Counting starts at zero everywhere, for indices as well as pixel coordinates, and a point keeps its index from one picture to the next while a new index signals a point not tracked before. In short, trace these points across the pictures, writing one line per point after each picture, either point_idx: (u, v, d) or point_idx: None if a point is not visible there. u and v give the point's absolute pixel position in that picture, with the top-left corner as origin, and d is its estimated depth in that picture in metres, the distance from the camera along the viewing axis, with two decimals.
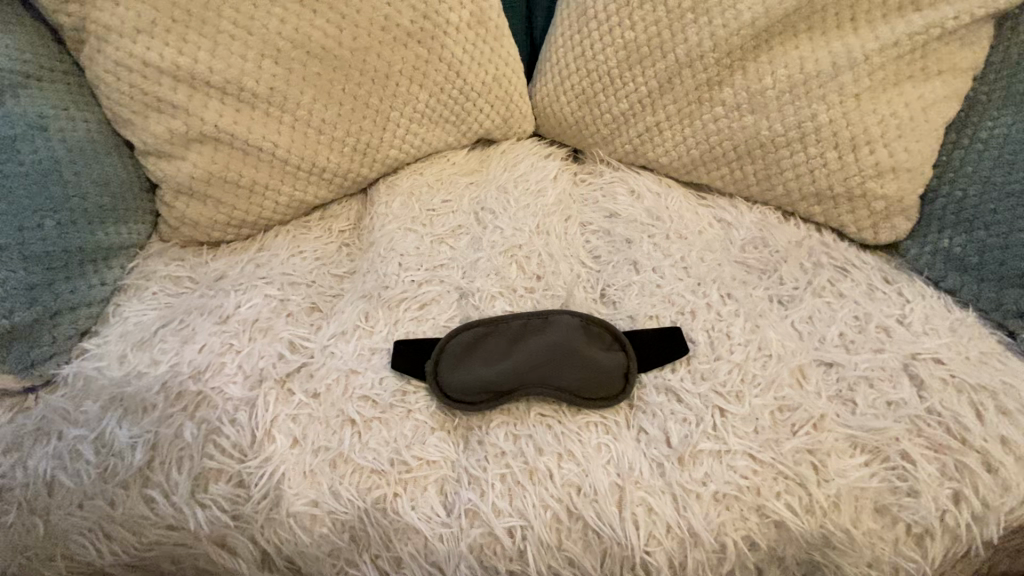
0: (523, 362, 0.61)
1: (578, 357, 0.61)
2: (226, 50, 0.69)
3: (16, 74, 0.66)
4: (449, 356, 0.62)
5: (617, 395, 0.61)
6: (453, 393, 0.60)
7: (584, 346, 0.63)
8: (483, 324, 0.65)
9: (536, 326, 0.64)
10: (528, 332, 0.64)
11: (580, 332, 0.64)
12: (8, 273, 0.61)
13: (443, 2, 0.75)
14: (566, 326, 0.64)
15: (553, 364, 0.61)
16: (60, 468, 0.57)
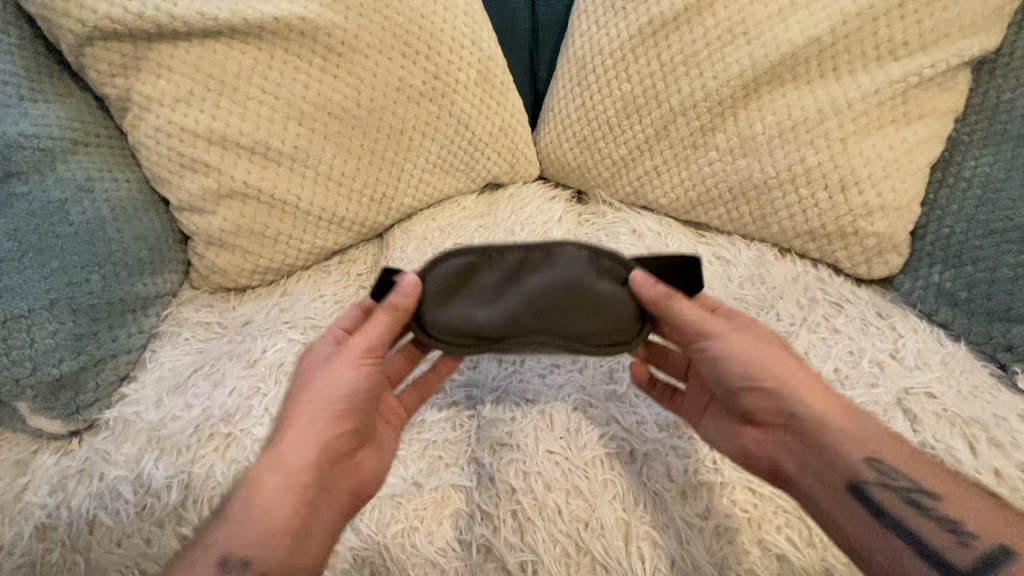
0: (520, 306, 0.57)
1: (584, 298, 0.58)
2: (255, 114, 0.75)
3: (67, 142, 0.72)
4: (442, 293, 0.58)
5: (631, 339, 0.59)
6: (442, 335, 0.58)
7: (592, 281, 0.59)
8: (475, 257, 0.59)
9: (537, 260, 0.59)
10: (526, 270, 0.59)
11: (588, 265, 0.59)
12: (58, 325, 0.67)
13: (453, 64, 0.82)
14: (573, 260, 0.59)
15: (556, 305, 0.58)
16: (101, 507, 0.61)
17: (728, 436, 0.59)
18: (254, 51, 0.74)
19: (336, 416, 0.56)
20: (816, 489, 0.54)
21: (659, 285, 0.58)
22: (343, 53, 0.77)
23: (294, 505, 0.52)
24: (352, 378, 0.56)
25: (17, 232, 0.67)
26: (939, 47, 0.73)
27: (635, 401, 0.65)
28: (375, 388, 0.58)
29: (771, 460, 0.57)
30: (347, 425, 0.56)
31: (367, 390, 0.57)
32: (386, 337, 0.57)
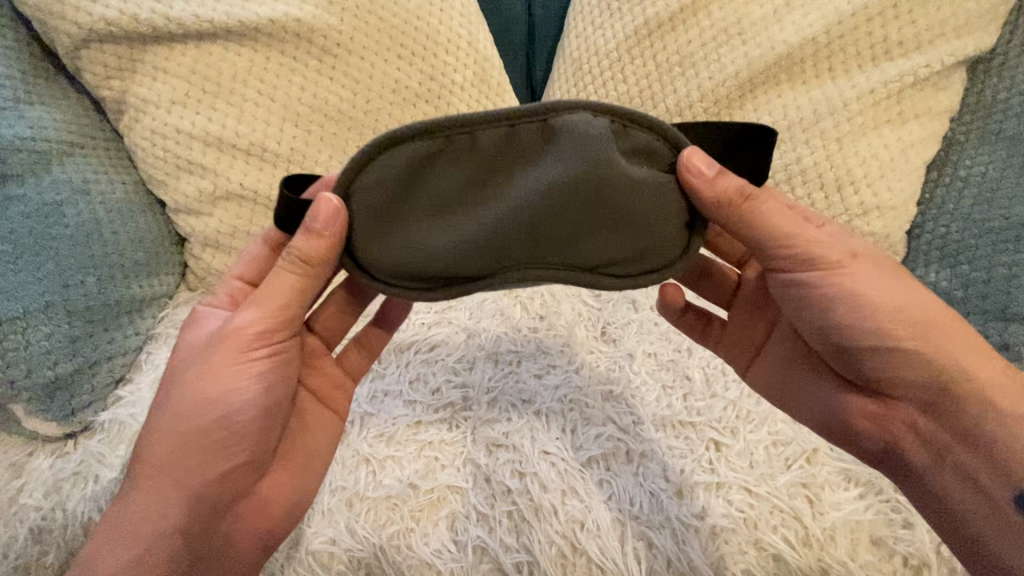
0: (516, 208, 0.47)
1: (602, 195, 0.46)
2: (251, 116, 0.75)
3: (62, 144, 0.72)
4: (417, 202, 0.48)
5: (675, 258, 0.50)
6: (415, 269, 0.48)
7: (614, 158, 0.46)
8: (435, 145, 0.47)
9: (532, 140, 0.47)
10: (517, 161, 0.47)
11: (611, 142, 0.47)
12: (53, 328, 0.67)
13: (448, 65, 0.82)
14: (587, 136, 0.46)
15: (561, 206, 0.47)
16: (97, 510, 0.61)
17: (822, 387, 0.58)
18: (249, 53, 0.74)
19: (227, 420, 0.53)
20: (922, 453, 0.53)
21: (711, 179, 0.48)
22: (339, 55, 0.77)
23: (194, 510, 0.52)
24: (251, 365, 0.53)
25: (13, 235, 0.67)
26: (935, 46, 0.73)
27: (632, 400, 0.65)
28: (276, 375, 0.54)
29: (871, 419, 0.55)
30: (253, 424, 0.54)
31: (262, 383, 0.53)
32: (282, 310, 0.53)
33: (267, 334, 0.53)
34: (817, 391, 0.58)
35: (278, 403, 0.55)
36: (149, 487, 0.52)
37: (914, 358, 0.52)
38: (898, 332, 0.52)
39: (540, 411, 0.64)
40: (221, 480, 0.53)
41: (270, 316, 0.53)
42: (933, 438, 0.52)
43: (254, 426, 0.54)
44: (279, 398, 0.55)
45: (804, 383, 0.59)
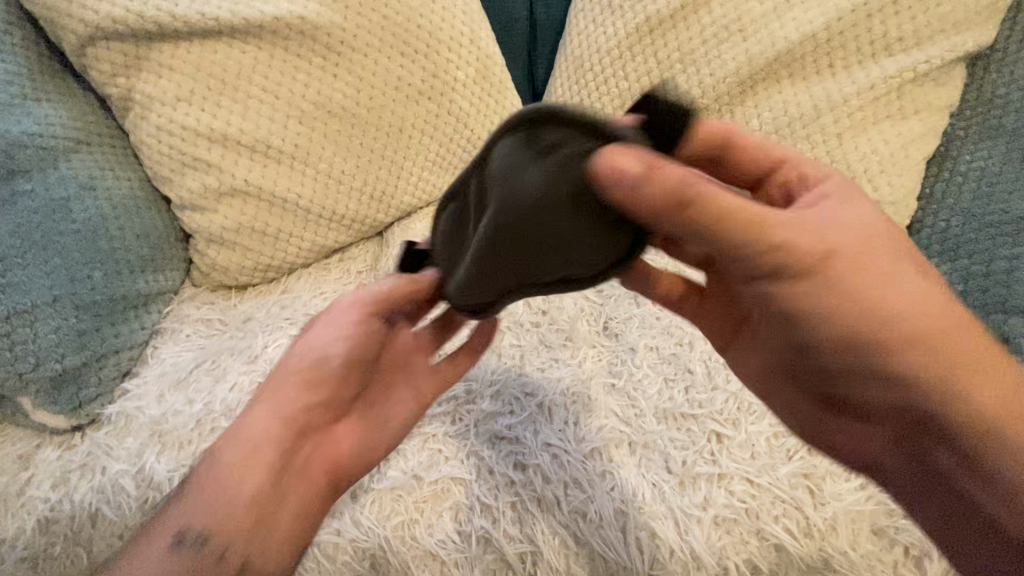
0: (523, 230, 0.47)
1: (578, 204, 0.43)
2: (256, 113, 0.76)
3: (69, 140, 0.73)
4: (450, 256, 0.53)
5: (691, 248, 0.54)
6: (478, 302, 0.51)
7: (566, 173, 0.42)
8: (454, 203, 0.51)
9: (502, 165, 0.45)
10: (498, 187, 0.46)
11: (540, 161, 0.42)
12: (61, 321, 0.68)
13: (450, 62, 0.83)
14: (512, 166, 0.42)
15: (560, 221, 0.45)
16: (104, 501, 0.62)
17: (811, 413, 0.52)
18: (255, 50, 0.75)
19: (268, 429, 0.57)
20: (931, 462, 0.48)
21: (635, 178, 0.38)
22: (343, 52, 0.77)
23: (224, 518, 0.54)
24: (297, 380, 0.58)
25: (20, 229, 0.67)
26: (934, 42, 0.74)
27: (634, 393, 0.65)
28: (318, 390, 0.59)
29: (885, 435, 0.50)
30: (289, 432, 0.57)
31: (303, 394, 0.58)
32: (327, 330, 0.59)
33: (313, 352, 0.59)
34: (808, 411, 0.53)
35: (312, 412, 0.59)
36: (190, 497, 0.55)
37: (911, 358, 0.45)
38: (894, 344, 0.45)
39: (542, 403, 0.65)
40: (253, 491, 0.55)
41: (320, 335, 0.59)
42: (939, 441, 0.47)
43: (291, 436, 0.57)
44: (316, 410, 0.59)
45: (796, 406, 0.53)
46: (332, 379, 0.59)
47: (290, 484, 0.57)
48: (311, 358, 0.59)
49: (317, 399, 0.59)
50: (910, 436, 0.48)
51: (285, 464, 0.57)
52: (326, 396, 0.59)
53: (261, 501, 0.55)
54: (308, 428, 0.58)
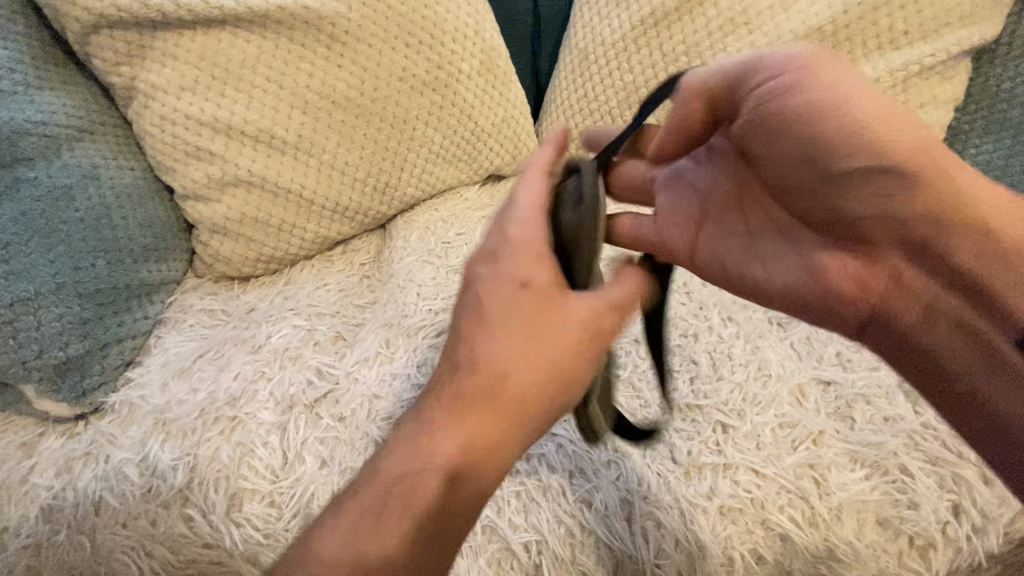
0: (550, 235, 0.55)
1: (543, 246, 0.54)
2: (260, 103, 0.76)
3: (71, 129, 0.73)
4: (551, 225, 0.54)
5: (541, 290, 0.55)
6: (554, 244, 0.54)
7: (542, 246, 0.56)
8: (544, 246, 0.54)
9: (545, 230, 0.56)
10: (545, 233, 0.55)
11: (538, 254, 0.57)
12: (65, 309, 0.68)
13: (456, 54, 0.83)
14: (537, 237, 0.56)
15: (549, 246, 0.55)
16: (107, 489, 0.62)
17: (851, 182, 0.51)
18: (258, 40, 0.74)
19: (385, 484, 0.53)
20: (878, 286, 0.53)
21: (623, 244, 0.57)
22: (347, 42, 0.77)
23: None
24: (462, 437, 0.51)
25: (24, 217, 0.68)
26: (940, 36, 0.74)
27: (639, 384, 0.66)
28: (481, 443, 0.51)
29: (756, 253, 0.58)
30: (410, 502, 0.51)
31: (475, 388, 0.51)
32: (525, 356, 0.50)
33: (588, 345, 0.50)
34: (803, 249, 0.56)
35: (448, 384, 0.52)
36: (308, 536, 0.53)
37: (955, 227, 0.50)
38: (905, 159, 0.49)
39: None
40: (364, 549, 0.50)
41: (557, 377, 0.50)
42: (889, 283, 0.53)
43: (455, 461, 0.51)
44: (456, 460, 0.51)
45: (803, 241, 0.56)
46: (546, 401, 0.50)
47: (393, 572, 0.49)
48: (507, 381, 0.50)
49: (488, 447, 0.51)
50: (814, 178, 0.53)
51: (424, 527, 0.51)
52: (489, 455, 0.51)
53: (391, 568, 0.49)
54: (410, 495, 0.51)
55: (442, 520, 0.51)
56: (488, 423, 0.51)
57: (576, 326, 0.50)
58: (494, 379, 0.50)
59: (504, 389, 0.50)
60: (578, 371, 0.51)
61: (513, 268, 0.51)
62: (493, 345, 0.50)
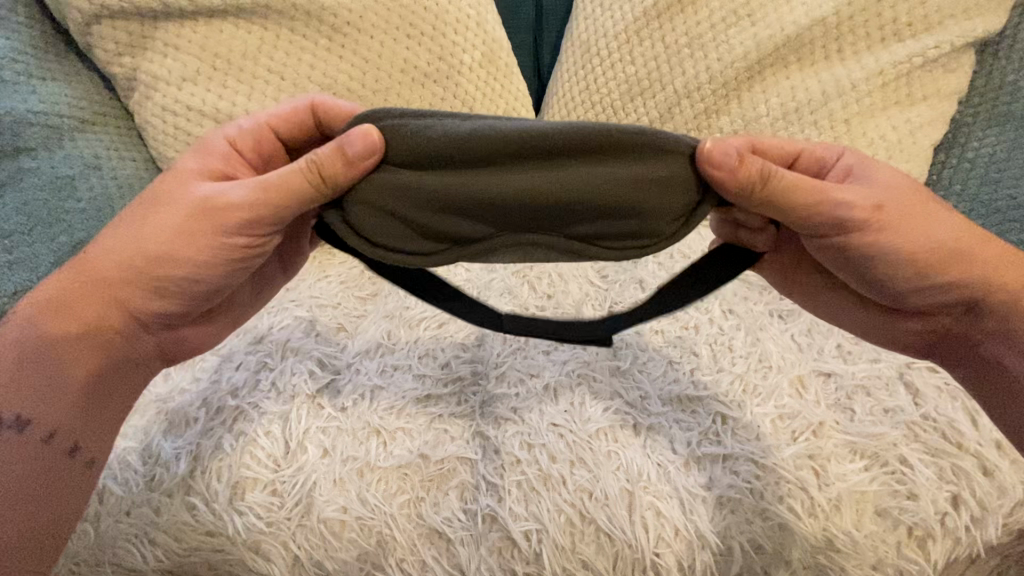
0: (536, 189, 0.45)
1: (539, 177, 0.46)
2: (261, 94, 0.75)
3: (73, 120, 0.73)
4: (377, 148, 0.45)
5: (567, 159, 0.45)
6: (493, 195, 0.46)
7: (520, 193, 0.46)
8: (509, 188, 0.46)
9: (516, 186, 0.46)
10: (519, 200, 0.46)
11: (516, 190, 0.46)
12: None
13: (457, 46, 0.82)
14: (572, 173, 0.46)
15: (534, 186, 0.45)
16: (109, 478, 0.62)
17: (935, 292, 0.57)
18: (260, 31, 0.74)
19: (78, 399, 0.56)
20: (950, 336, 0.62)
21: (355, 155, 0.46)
22: (349, 33, 0.77)
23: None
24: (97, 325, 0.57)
25: (27, 207, 0.68)
26: (944, 28, 0.73)
27: (639, 376, 0.66)
28: (90, 297, 0.57)
29: (916, 335, 0.62)
30: (35, 385, 0.55)
31: (96, 317, 0.57)
32: (187, 261, 0.54)
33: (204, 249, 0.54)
34: (863, 326, 0.63)
35: (172, 293, 0.57)
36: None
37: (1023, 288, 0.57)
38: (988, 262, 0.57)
39: (546, 377, 0.66)
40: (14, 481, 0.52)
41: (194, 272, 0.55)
42: (969, 339, 0.61)
43: (93, 343, 0.57)
44: (68, 335, 0.56)
45: (866, 319, 0.63)
46: (121, 281, 0.56)
47: (36, 440, 0.54)
48: (144, 260, 0.55)
49: (82, 359, 0.57)
50: (912, 288, 0.57)
51: (35, 391, 0.55)
52: (87, 364, 0.57)
53: (46, 461, 0.54)
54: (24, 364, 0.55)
55: (89, 407, 0.57)
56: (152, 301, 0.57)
57: (184, 217, 0.54)
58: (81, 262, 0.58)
59: (161, 265, 0.55)
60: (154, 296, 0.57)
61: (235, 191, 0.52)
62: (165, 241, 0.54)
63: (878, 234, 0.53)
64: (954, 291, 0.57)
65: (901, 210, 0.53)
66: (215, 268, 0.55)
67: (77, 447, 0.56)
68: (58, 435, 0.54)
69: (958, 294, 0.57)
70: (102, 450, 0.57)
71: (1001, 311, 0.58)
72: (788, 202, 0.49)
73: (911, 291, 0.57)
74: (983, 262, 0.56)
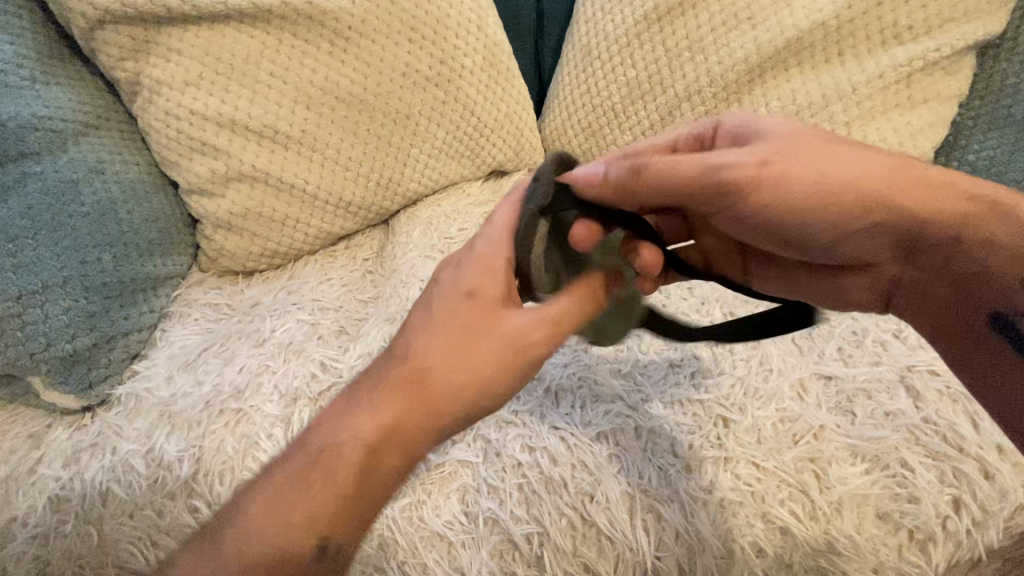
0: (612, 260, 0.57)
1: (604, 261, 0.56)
2: (263, 98, 0.76)
3: (77, 124, 0.73)
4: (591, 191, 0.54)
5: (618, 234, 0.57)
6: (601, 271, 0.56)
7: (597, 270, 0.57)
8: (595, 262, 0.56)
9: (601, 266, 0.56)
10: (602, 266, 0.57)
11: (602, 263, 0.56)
12: (71, 302, 0.69)
13: (459, 49, 0.83)
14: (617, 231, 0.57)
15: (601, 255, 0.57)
16: (113, 480, 0.63)
17: (863, 228, 0.56)
18: (262, 36, 0.75)
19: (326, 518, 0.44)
20: (902, 283, 0.59)
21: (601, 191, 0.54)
22: (351, 37, 0.77)
23: (257, 550, 0.43)
24: (383, 425, 0.46)
25: (31, 211, 0.68)
26: (944, 30, 0.73)
27: (640, 379, 0.66)
28: (396, 427, 0.46)
29: (866, 293, 0.61)
30: (296, 499, 0.45)
31: (403, 426, 0.47)
32: (467, 388, 0.47)
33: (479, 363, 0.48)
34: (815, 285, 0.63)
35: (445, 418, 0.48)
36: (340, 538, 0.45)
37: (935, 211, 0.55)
38: (906, 191, 0.55)
39: (547, 381, 0.66)
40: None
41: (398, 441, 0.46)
42: (926, 290, 0.58)
43: (370, 454, 0.46)
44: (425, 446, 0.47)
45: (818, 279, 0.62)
46: (422, 405, 0.47)
47: (308, 540, 0.44)
48: (445, 395, 0.47)
49: (336, 476, 0.45)
50: (833, 240, 0.57)
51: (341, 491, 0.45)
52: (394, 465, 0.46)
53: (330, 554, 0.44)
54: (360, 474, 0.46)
55: (357, 508, 0.45)
56: (418, 421, 0.47)
57: (464, 333, 0.49)
58: (404, 372, 0.48)
59: (453, 393, 0.47)
60: (435, 417, 0.47)
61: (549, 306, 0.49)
62: (449, 356, 0.48)
63: (759, 188, 0.54)
64: (879, 231, 0.56)
65: (778, 159, 0.55)
66: (500, 384, 0.48)
67: (341, 549, 0.45)
68: (331, 544, 0.44)
69: (889, 233, 0.56)
70: (353, 553, 0.46)
71: (943, 244, 0.55)
72: (674, 176, 0.54)
73: (837, 240, 0.57)
74: (904, 192, 0.55)
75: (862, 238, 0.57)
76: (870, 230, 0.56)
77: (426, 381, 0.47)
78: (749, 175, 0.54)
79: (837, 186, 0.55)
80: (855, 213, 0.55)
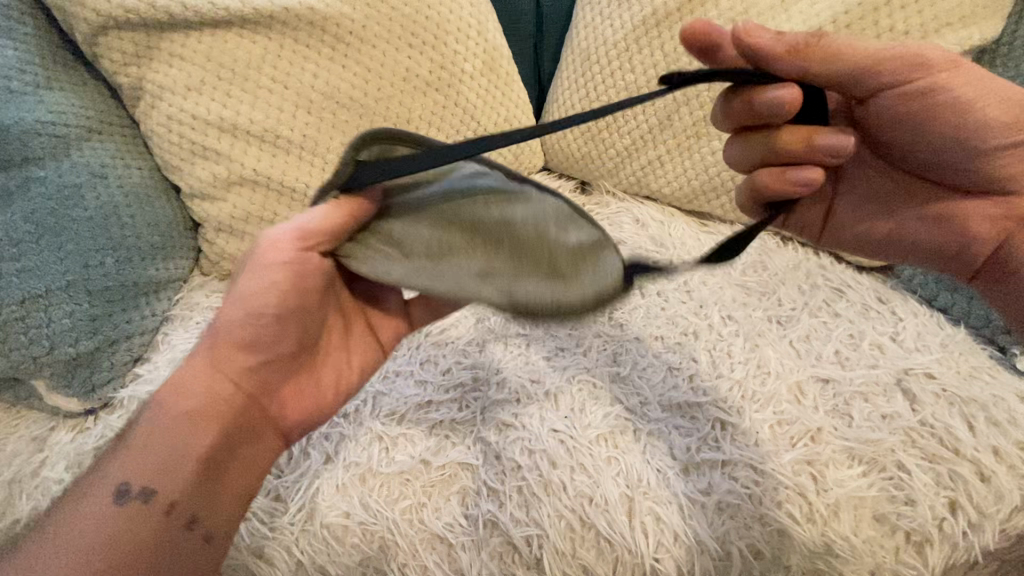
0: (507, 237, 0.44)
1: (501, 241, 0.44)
2: (265, 103, 0.76)
3: (80, 129, 0.74)
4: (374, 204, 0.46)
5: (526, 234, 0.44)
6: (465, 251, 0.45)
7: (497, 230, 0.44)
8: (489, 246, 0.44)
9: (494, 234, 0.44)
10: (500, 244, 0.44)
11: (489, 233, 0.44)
12: (74, 306, 0.69)
13: (458, 54, 0.83)
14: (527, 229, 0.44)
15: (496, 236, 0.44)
16: None
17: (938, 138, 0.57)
18: (263, 41, 0.75)
19: (166, 468, 0.49)
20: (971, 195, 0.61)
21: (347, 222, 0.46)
22: (352, 43, 0.78)
23: (96, 531, 0.47)
24: (187, 384, 0.52)
25: (34, 215, 0.69)
26: (941, 35, 0.73)
27: (638, 382, 0.67)
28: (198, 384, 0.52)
29: (943, 212, 0.62)
30: (150, 457, 0.50)
31: (197, 383, 0.52)
32: (247, 337, 0.52)
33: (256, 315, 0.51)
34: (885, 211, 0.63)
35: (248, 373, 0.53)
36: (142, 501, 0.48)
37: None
38: (973, 93, 0.56)
39: (547, 384, 0.66)
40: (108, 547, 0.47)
41: (301, 404, 0.57)
42: (980, 202, 0.61)
43: (188, 419, 0.51)
44: (200, 432, 0.51)
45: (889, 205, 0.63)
46: (218, 357, 0.52)
47: (159, 510, 0.48)
48: (239, 331, 0.52)
49: (178, 433, 0.50)
50: (907, 146, 0.59)
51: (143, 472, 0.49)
52: (213, 422, 0.51)
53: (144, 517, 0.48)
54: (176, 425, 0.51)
55: (206, 482, 0.50)
56: (211, 377, 0.52)
57: (247, 292, 0.51)
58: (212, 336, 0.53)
59: (235, 347, 0.52)
60: (223, 375, 0.52)
61: (286, 245, 0.48)
62: (234, 313, 0.52)
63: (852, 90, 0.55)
64: (956, 138, 0.57)
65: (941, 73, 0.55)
66: (272, 332, 0.52)
67: (195, 519, 0.50)
68: (176, 509, 0.49)
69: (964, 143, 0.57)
70: (216, 502, 0.51)
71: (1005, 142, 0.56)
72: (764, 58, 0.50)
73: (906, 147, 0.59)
74: (975, 90, 0.56)
75: (932, 149, 0.58)
76: (941, 138, 0.57)
77: (233, 340, 0.52)
78: (928, 82, 0.54)
79: (919, 89, 0.55)
80: (934, 118, 0.56)
